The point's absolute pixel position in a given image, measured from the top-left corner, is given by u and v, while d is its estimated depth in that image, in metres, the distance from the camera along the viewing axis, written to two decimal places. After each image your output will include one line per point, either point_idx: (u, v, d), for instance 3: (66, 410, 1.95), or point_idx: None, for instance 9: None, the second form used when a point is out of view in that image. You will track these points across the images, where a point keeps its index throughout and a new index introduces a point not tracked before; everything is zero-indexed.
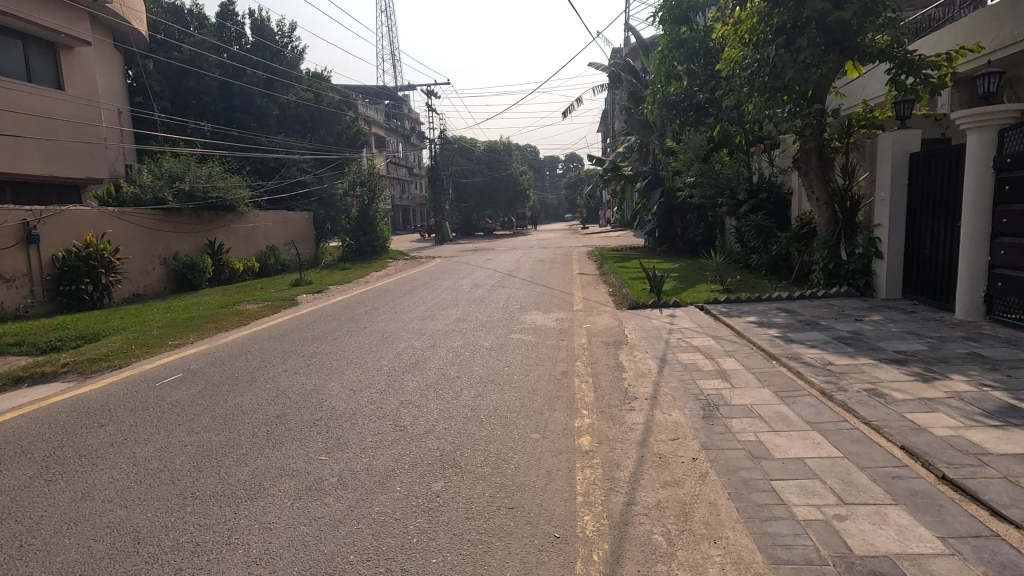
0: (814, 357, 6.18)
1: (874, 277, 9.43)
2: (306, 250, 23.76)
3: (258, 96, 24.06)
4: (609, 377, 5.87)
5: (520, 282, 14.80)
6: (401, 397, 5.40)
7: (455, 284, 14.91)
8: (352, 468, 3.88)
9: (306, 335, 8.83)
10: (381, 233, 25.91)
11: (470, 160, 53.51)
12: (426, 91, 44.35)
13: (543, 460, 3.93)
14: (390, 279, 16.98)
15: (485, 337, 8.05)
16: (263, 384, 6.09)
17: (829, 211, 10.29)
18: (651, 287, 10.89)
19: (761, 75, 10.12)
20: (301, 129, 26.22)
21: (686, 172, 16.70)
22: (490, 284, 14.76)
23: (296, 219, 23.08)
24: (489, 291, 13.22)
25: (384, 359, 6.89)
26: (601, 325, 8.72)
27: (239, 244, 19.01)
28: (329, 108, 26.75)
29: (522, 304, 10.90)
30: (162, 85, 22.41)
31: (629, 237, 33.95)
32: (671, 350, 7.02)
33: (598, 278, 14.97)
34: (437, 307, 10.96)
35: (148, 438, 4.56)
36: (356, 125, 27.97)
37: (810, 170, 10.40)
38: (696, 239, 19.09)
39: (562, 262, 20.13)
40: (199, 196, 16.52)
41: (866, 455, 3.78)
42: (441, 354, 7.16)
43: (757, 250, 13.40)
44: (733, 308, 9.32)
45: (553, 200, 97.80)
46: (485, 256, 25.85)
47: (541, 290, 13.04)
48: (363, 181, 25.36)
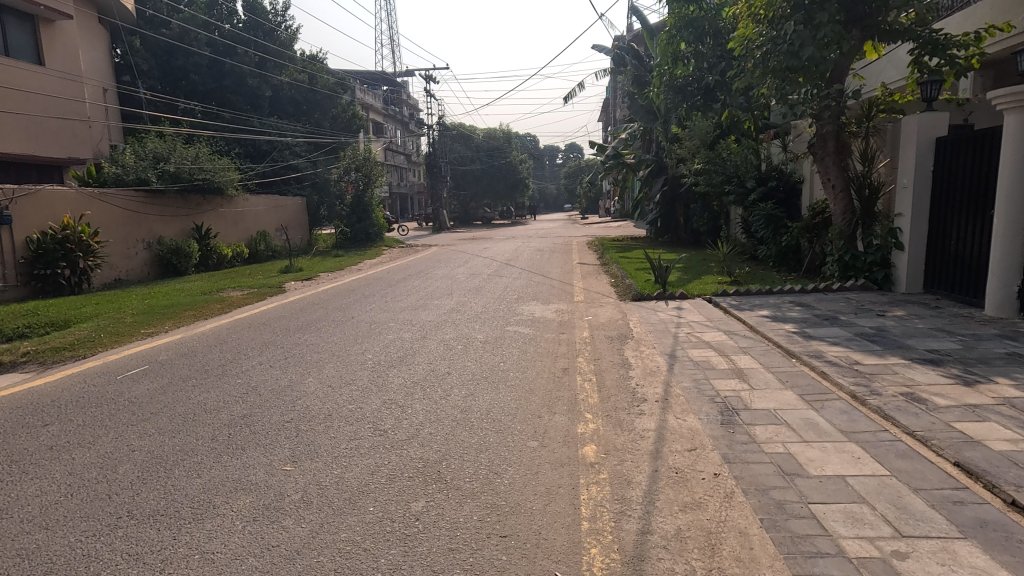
0: (838, 355, 5.65)
1: (893, 270, 8.91)
2: (298, 237, 23.17)
3: (249, 75, 23.25)
4: (614, 375, 5.35)
5: (517, 272, 14.27)
6: (385, 396, 4.87)
7: (451, 272, 14.38)
8: (320, 482, 3.35)
9: (289, 324, 8.27)
10: (376, 220, 25.10)
11: (469, 147, 52.75)
12: (425, 76, 43.60)
13: (542, 476, 3.40)
14: (383, 267, 16.43)
15: (480, 329, 7.51)
16: (233, 379, 5.55)
17: (845, 199, 9.72)
18: (656, 278, 10.36)
19: (777, 54, 9.49)
20: (295, 112, 25.34)
21: (692, 160, 16.10)
22: (487, 273, 14.22)
23: (287, 204, 22.47)
24: (485, 280, 12.70)
25: (369, 352, 6.36)
26: (604, 317, 8.20)
27: (228, 229, 18.40)
28: (325, 90, 25.82)
29: (520, 294, 10.37)
30: (149, 63, 21.66)
31: (629, 227, 33.41)
32: (680, 345, 6.50)
33: (599, 268, 14.45)
34: (430, 297, 10.41)
35: (94, 441, 4.01)
36: (352, 108, 27.15)
37: (826, 156, 9.80)
38: (701, 229, 18.51)
39: (562, 252, 19.58)
40: (184, 177, 15.87)
41: (917, 474, 3.24)
42: (431, 347, 6.62)
43: (765, 240, 12.87)
44: (743, 301, 8.80)
45: (552, 190, 97.22)
46: (483, 245, 25.28)
47: (539, 279, 12.51)
48: (357, 166, 24.74)
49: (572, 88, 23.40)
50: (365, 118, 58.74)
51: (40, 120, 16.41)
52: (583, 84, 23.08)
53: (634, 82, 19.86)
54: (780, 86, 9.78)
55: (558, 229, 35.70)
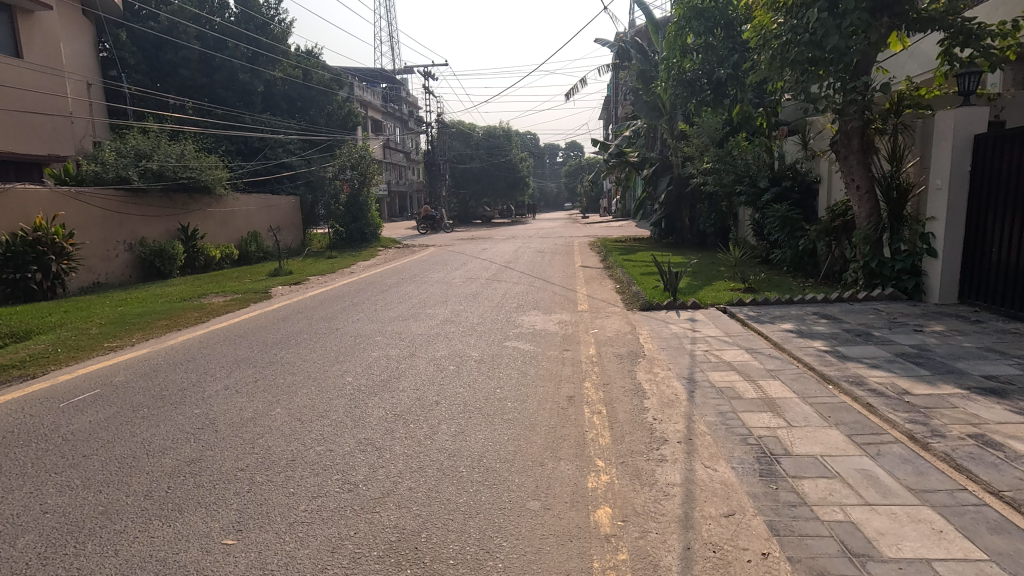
0: (882, 383, 4.94)
1: (925, 279, 8.22)
2: (291, 237, 22.47)
3: (240, 70, 22.46)
4: (627, 407, 4.66)
5: (516, 275, 13.58)
6: (360, 434, 4.18)
7: (448, 276, 13.69)
8: (267, 566, 2.66)
9: (267, 337, 7.57)
10: (373, 220, 24.32)
11: (469, 145, 51.99)
12: (424, 73, 42.88)
13: (546, 557, 2.71)
14: (377, 270, 15.73)
15: (475, 344, 6.81)
16: (191, 408, 4.85)
17: (870, 202, 8.99)
18: (665, 285, 9.65)
19: (798, 44, 8.72)
20: (289, 108, 24.72)
21: (699, 158, 15.39)
22: (485, 277, 13.53)
23: (280, 203, 21.76)
24: (483, 285, 12.01)
25: (350, 375, 5.66)
26: (611, 331, 7.51)
27: (216, 230, 17.70)
28: (320, 87, 25.30)
29: (519, 303, 9.68)
30: (136, 58, 20.90)
31: (631, 227, 32.72)
32: (699, 367, 5.80)
33: (603, 273, 13.75)
34: (424, 305, 9.71)
35: (2, 498, 3.32)
36: (348, 105, 26.43)
37: (850, 155, 9.04)
38: (708, 231, 17.81)
39: (563, 254, 18.89)
40: (168, 176, 15.19)
41: (1021, 559, 2.57)
42: (419, 367, 5.92)
43: (780, 243, 12.17)
44: (762, 313, 8.10)
45: (553, 189, 96.52)
46: (482, 245, 24.60)
47: (540, 285, 11.82)
48: (353, 164, 24.04)
49: (574, 84, 22.67)
50: (363, 115, 58.01)
51: (18, 115, 15.72)
52: (585, 80, 22.33)
53: (639, 77, 19.15)
54: (802, 78, 9.08)
55: (558, 229, 35.03)
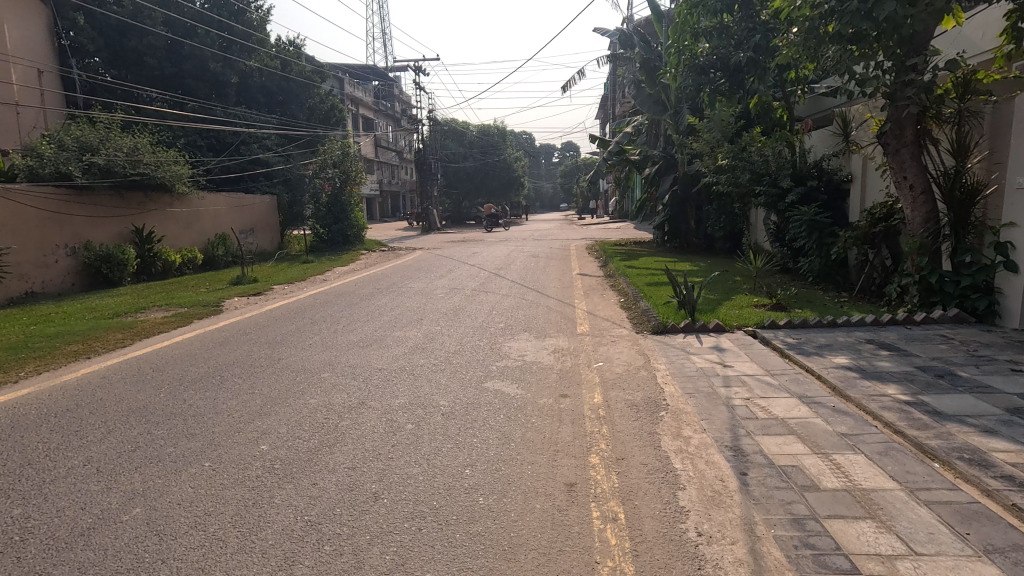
0: (1017, 464, 3.46)
1: (1001, 298, 6.79)
2: (265, 239, 20.94)
3: (212, 59, 20.75)
4: (654, 508, 3.17)
5: (507, 285, 12.09)
6: (242, 567, 2.68)
7: (429, 286, 12.19)
8: None
9: (187, 372, 6.04)
10: (356, 221, 22.79)
11: (462, 144, 50.49)
12: (415, 69, 41.41)
13: None
14: (352, 278, 14.22)
15: (447, 386, 5.32)
16: (13, 502, 3.32)
17: (928, 204, 7.52)
18: (680, 302, 8.15)
19: (844, 15, 7.20)
20: (266, 101, 23.17)
21: (709, 155, 13.95)
22: (471, 286, 12.05)
23: (254, 203, 20.21)
24: (468, 298, 10.54)
25: (268, 439, 4.16)
26: (619, 364, 6.02)
27: (178, 232, 16.12)
28: (300, 78, 23.83)
29: (507, 323, 8.18)
30: (97, 45, 19.24)
31: (629, 229, 31.34)
32: (742, 426, 4.31)
33: (603, 282, 12.29)
34: (395, 325, 8.20)
35: None
36: (330, 99, 25.31)
37: (903, 149, 7.56)
38: (717, 235, 16.41)
39: (558, 259, 17.43)
40: (117, 172, 13.63)
41: None
42: (367, 424, 4.42)
43: (806, 251, 10.72)
44: (803, 340, 6.63)
45: (548, 189, 95.24)
46: (472, 248, 23.17)
47: (533, 298, 10.35)
48: (335, 162, 22.29)
49: (571, 77, 21.09)
50: (354, 112, 56.44)
51: None
52: (583, 72, 20.83)
53: (643, 67, 17.69)
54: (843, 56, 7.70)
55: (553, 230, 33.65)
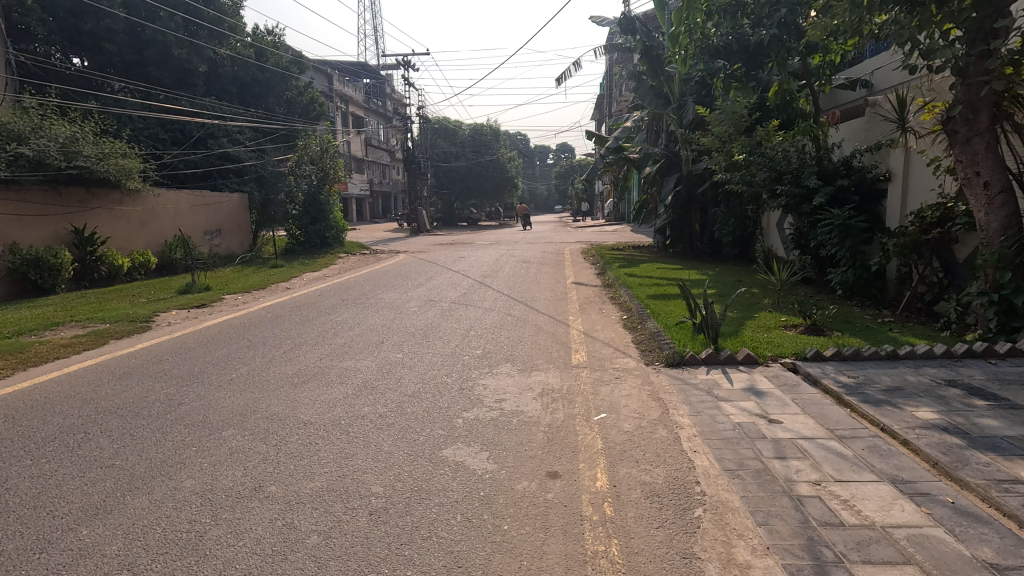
0: None
1: None
2: (235, 241, 19.35)
3: (176, 45, 19.14)
4: None
5: (491, 297, 10.59)
6: None
7: (402, 298, 10.65)
8: None
9: (42, 425, 4.45)
10: (335, 222, 21.29)
11: (455, 143, 49.02)
12: (404, 64, 39.87)
13: None
14: (319, 286, 12.70)
15: (387, 458, 3.78)
16: None
17: (1009, 207, 6.06)
18: (698, 325, 6.66)
19: None
20: (239, 93, 21.63)
21: (718, 152, 12.48)
22: (450, 298, 10.53)
23: (220, 202, 18.62)
24: (444, 313, 9.01)
25: (83, 567, 2.64)
26: (626, 418, 4.51)
27: (129, 233, 14.54)
28: (276, 69, 22.38)
29: (485, 349, 6.65)
30: (47, 27, 17.57)
31: (626, 232, 30.03)
32: (826, 542, 2.79)
33: (602, 294, 10.79)
34: (347, 351, 6.66)
35: None
36: (310, 92, 23.83)
37: (978, 138, 6.09)
38: (725, 240, 15.01)
39: (551, 266, 15.93)
40: (50, 165, 12.01)
41: None
42: (252, 534, 2.90)
43: (837, 260, 9.27)
44: (862, 380, 5.13)
45: (542, 191, 93.92)
46: (459, 252, 21.65)
47: (520, 314, 8.84)
48: (313, 158, 20.74)
49: (566, 69, 19.61)
50: (344, 109, 54.85)
51: None
52: (578, 64, 19.38)
53: (643, 56, 16.24)
54: (903, 22, 6.29)
55: (546, 233, 32.28)
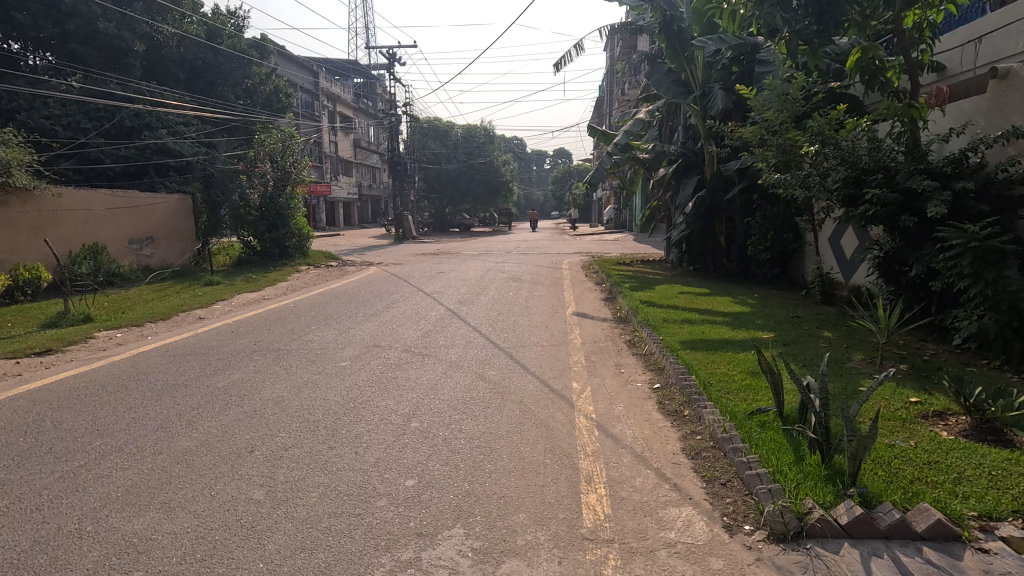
0: None
1: None
2: (173, 251, 16.41)
3: (102, 18, 16.16)
4: None
5: (462, 340, 7.64)
6: None
7: (340, 339, 7.71)
8: None
9: None
10: (297, 229, 18.32)
11: (446, 144, 45.93)
12: (390, 58, 37.16)
13: None
14: (243, 315, 9.77)
15: None
16: None
17: None
18: (806, 430, 3.76)
19: None
20: (186, 79, 19.01)
21: (765, 145, 9.62)
22: (405, 340, 7.59)
23: (154, 204, 15.68)
24: (385, 373, 6.07)
25: None
26: None
27: (17, 242, 11.96)
28: (231, 52, 19.76)
29: (422, 476, 3.70)
30: None
31: (630, 241, 27.16)
32: None
33: (617, 338, 7.84)
34: (175, 475, 3.72)
35: None
36: (272, 79, 21.42)
37: None
38: (763, 256, 12.22)
39: (546, 286, 13.05)
40: None
41: None
42: None
43: (962, 298, 6.41)
44: None
45: (539, 197, 91.30)
46: (441, 265, 18.72)
47: (497, 378, 5.89)
48: (275, 155, 17.83)
49: (565, 52, 16.75)
50: (331, 108, 52.17)
51: None
52: (579, 47, 16.58)
53: (662, 30, 13.33)
54: None
55: (541, 241, 29.39)
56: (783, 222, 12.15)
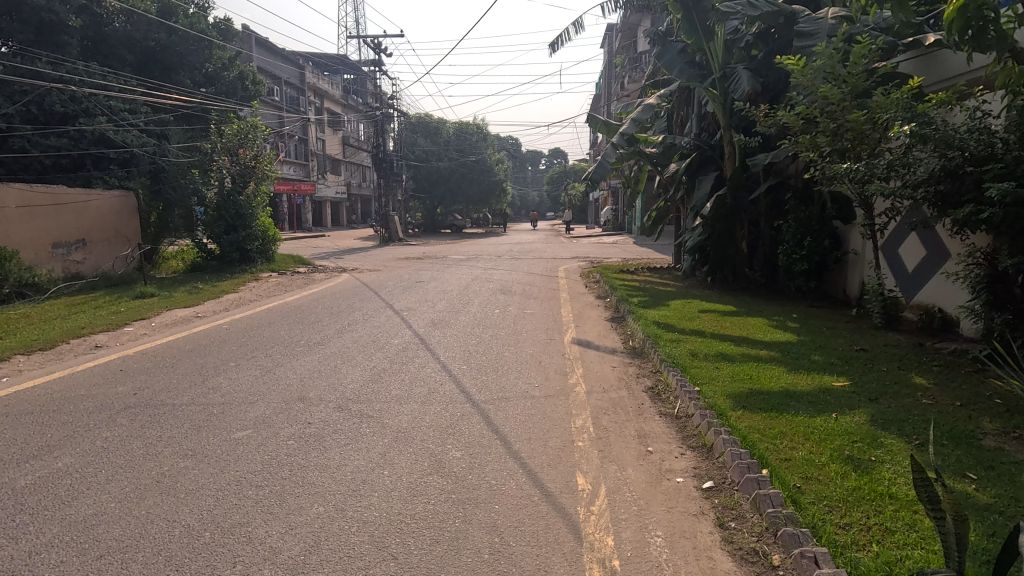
0: None
1: None
2: (112, 256, 14.32)
3: None
4: None
5: (423, 389, 5.58)
6: None
7: (257, 386, 5.65)
8: None
9: None
10: (259, 230, 16.24)
11: (437, 142, 43.73)
12: (374, 48, 35.09)
13: None
14: (154, 342, 7.72)
15: None
16: None
17: None
18: None
19: None
20: (136, 61, 16.91)
21: (819, 131, 7.65)
22: (345, 388, 5.57)
23: (86, 201, 13.56)
24: (291, 455, 4.03)
25: None
26: None
27: None
28: (188, 32, 17.68)
29: None
30: None
31: (632, 246, 25.12)
32: None
33: (634, 384, 5.81)
34: None
35: None
36: (237, 65, 19.45)
37: None
38: (801, 268, 10.29)
39: (539, 301, 11.03)
40: None
41: None
42: None
43: None
44: None
45: (534, 198, 89.35)
46: (422, 272, 16.67)
47: (460, 468, 3.84)
48: (235, 146, 15.69)
49: (562, 31, 14.68)
50: (317, 105, 49.98)
51: None
52: (579, 25, 14.51)
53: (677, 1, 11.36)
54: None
55: (536, 245, 27.36)
56: (821, 226, 10.21)
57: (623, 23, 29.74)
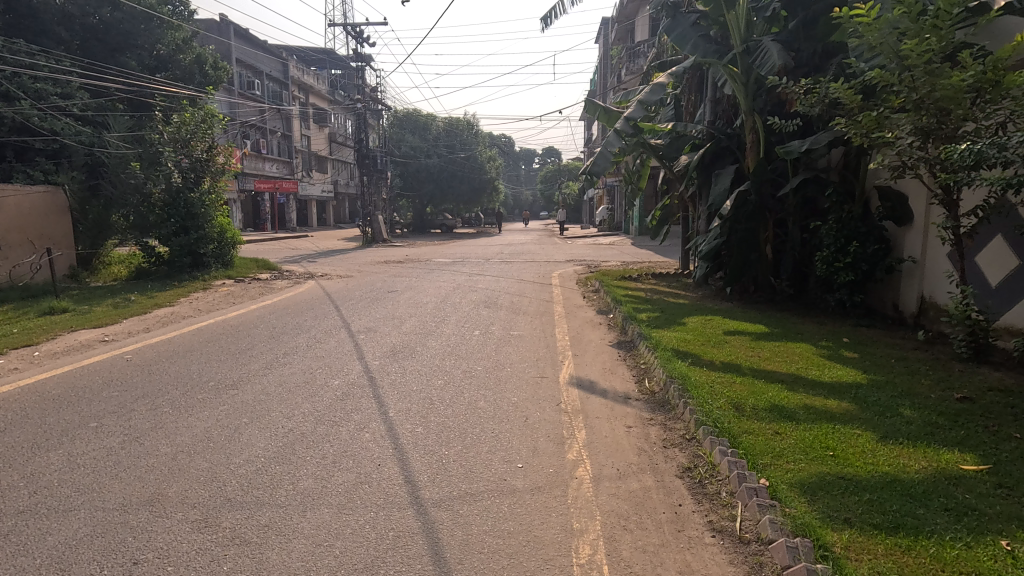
0: None
1: None
2: (35, 262, 12.30)
3: None
4: None
5: (349, 477, 3.72)
6: None
7: (102, 472, 3.77)
8: None
9: None
10: (213, 231, 14.31)
11: (425, 138, 41.78)
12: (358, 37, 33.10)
13: None
14: (16, 383, 5.80)
15: None
16: None
17: None
18: None
19: None
20: (74, 39, 14.90)
21: (891, 104, 5.84)
22: (232, 474, 3.71)
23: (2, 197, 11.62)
24: None
25: None
26: None
27: None
28: (136, 8, 15.67)
29: None
30: None
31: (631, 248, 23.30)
32: None
33: (662, 464, 3.97)
34: None
35: None
36: (195, 47, 17.51)
37: None
38: (845, 279, 8.46)
39: (528, 318, 9.18)
40: None
41: None
42: None
43: None
44: None
45: (527, 197, 87.51)
46: (399, 278, 14.77)
47: None
48: (184, 136, 13.78)
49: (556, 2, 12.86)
50: (301, 99, 47.91)
51: None
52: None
53: None
54: None
55: (528, 247, 25.45)
56: (868, 229, 8.43)
57: (619, 13, 27.96)
